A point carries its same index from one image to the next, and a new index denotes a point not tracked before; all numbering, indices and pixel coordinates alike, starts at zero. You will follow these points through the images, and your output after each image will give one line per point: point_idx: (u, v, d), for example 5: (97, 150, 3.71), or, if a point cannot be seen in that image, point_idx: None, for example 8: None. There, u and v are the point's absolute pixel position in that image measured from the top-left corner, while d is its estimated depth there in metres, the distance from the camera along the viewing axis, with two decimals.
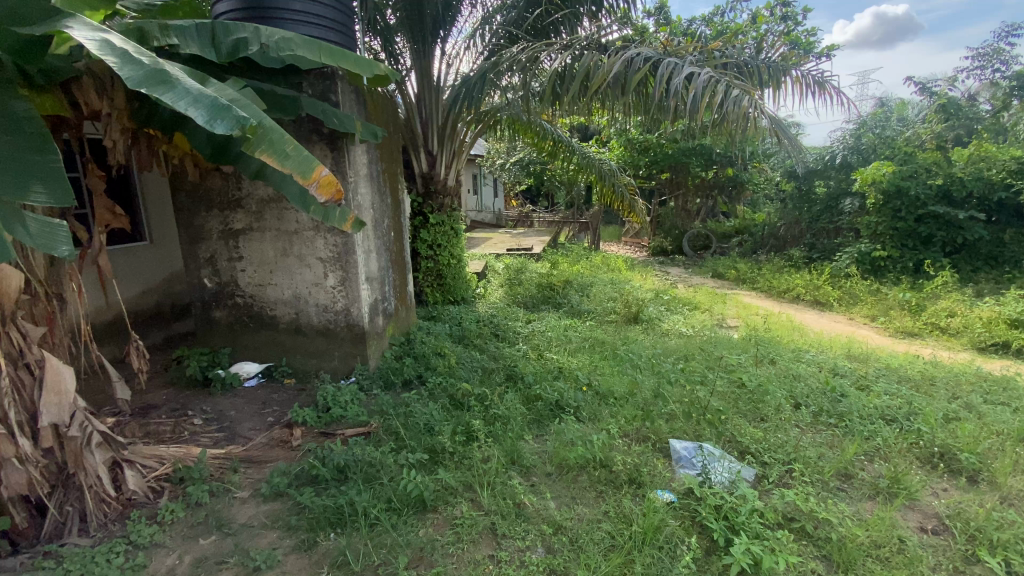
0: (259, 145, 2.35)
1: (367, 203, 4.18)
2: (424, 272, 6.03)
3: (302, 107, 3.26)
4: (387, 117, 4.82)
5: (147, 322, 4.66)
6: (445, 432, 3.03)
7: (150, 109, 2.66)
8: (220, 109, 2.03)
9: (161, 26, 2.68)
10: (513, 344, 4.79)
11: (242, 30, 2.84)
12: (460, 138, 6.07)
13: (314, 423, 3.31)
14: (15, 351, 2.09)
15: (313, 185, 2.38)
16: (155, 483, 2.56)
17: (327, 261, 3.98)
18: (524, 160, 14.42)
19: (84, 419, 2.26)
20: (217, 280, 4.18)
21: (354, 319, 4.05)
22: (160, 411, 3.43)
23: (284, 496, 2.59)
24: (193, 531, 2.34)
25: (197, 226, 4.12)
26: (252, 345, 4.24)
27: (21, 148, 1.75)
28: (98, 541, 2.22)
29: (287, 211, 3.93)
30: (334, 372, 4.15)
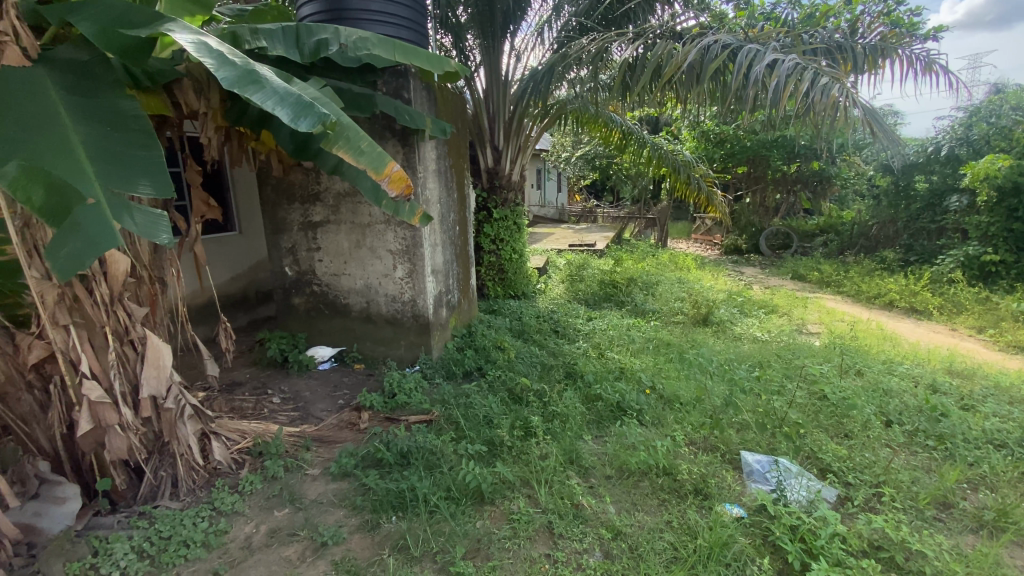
0: (336, 141, 2.44)
1: (435, 198, 4.28)
2: (487, 265, 6.09)
3: (376, 105, 3.37)
4: (456, 112, 4.90)
5: (235, 306, 5.06)
6: (504, 425, 3.04)
7: (241, 109, 2.87)
8: (303, 107, 2.12)
9: (251, 30, 2.86)
10: (574, 341, 4.72)
11: (323, 32, 2.97)
12: (526, 134, 6.06)
13: (381, 408, 3.45)
14: (122, 328, 2.32)
15: (384, 180, 2.45)
16: (237, 456, 2.77)
17: (396, 254, 4.12)
18: (590, 154, 14.17)
19: (178, 392, 2.48)
20: (296, 269, 4.44)
21: (419, 310, 4.18)
22: (244, 388, 3.72)
23: (350, 477, 2.71)
24: (269, 503, 2.51)
25: (278, 218, 4.39)
26: (326, 331, 4.48)
27: (131, 144, 1.93)
28: (186, 505, 2.44)
29: (360, 204, 4.10)
30: (400, 360, 4.30)
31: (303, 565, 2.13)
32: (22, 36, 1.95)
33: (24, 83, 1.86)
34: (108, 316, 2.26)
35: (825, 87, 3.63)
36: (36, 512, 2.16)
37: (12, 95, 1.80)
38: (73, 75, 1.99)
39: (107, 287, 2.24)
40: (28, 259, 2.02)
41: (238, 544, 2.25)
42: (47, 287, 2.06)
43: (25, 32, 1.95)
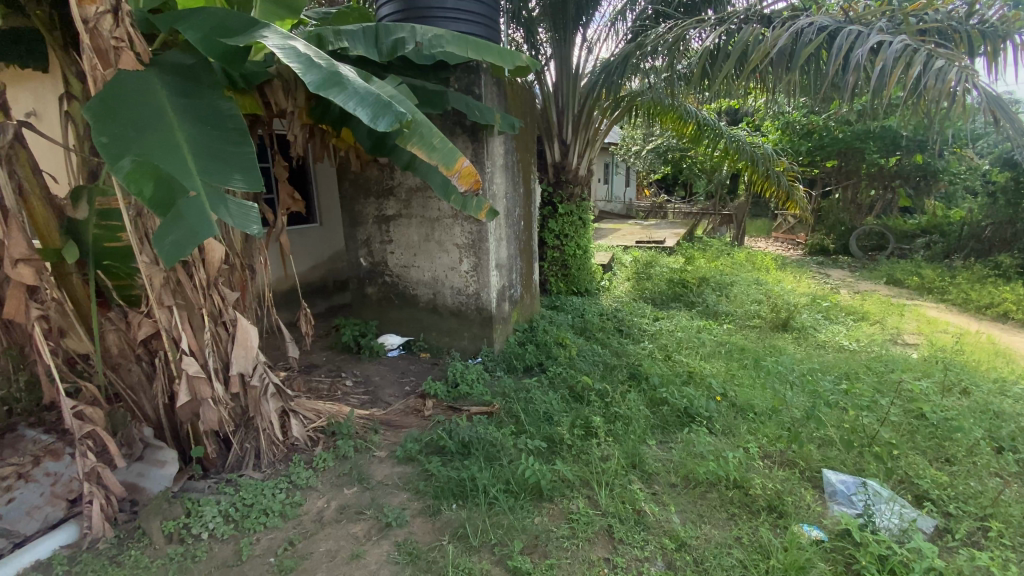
0: (411, 137, 2.51)
1: (502, 192, 4.31)
2: (550, 261, 6.06)
3: (448, 102, 3.43)
4: (525, 107, 4.89)
5: (314, 293, 5.39)
6: (565, 423, 3.02)
7: (324, 107, 3.03)
8: (381, 106, 2.18)
9: (334, 32, 3.00)
10: (639, 341, 4.59)
11: (400, 31, 3.07)
12: (595, 128, 5.94)
13: (444, 397, 3.55)
14: (216, 310, 2.53)
15: (454, 175, 2.49)
16: (313, 433, 2.95)
17: (462, 247, 4.21)
18: (661, 147, 13.67)
19: (263, 371, 2.68)
20: (368, 260, 4.65)
21: (483, 303, 4.24)
22: (320, 370, 3.96)
23: (414, 461, 2.81)
24: (339, 480, 2.65)
25: (354, 211, 4.60)
26: (394, 320, 4.66)
27: (228, 141, 2.09)
28: (266, 476, 2.64)
29: (431, 199, 4.22)
30: (463, 351, 4.40)
31: (369, 543, 2.24)
32: (135, 42, 2.21)
33: (140, 86, 2.06)
34: (204, 299, 2.47)
35: (940, 70, 3.26)
36: (140, 472, 2.44)
37: (131, 98, 2.01)
38: (181, 78, 2.19)
39: (204, 272, 2.45)
40: (140, 245, 2.24)
41: (311, 517, 2.40)
42: (155, 271, 2.29)
43: (138, 39, 2.21)
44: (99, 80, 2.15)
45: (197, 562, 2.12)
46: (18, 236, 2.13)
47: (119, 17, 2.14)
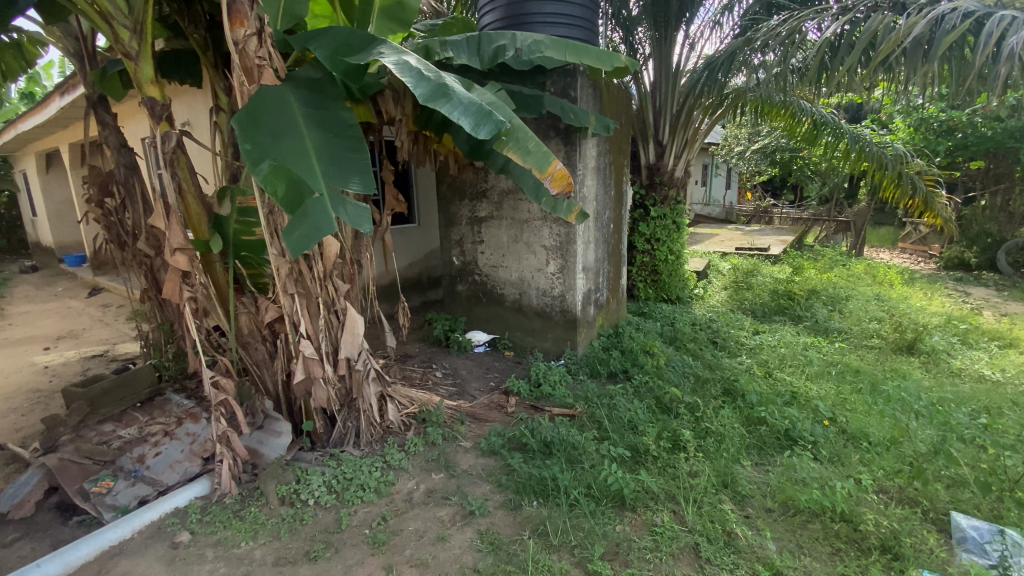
0: (508, 142, 2.59)
1: (592, 195, 4.30)
2: (639, 266, 5.89)
3: (544, 105, 3.50)
4: (621, 108, 4.82)
5: (409, 288, 5.73)
6: (651, 433, 2.94)
7: (428, 114, 3.22)
8: (484, 115, 2.27)
9: (440, 43, 3.19)
10: (735, 355, 4.33)
11: (501, 38, 3.18)
12: (695, 127, 5.71)
13: (527, 396, 3.61)
14: (330, 299, 2.79)
15: (547, 178, 2.54)
16: (405, 418, 3.16)
17: (550, 249, 4.25)
18: (768, 147, 12.74)
19: (366, 357, 2.92)
20: (460, 259, 4.84)
21: (569, 306, 4.25)
22: (413, 361, 4.21)
23: (497, 455, 2.90)
24: (428, 465, 2.81)
25: (449, 212, 4.82)
26: (482, 317, 4.81)
27: (347, 148, 2.31)
28: (365, 454, 2.87)
29: (521, 201, 4.31)
30: (546, 352, 4.44)
31: (453, 528, 2.34)
32: (274, 59, 2.50)
33: (277, 98, 2.33)
34: (321, 289, 2.73)
35: None
36: (260, 440, 2.76)
37: (271, 110, 2.28)
38: (311, 92, 2.45)
39: (321, 264, 2.72)
40: (271, 239, 2.54)
41: (402, 496, 2.57)
42: (282, 263, 2.58)
43: (276, 56, 2.50)
44: (245, 95, 2.46)
45: (303, 525, 2.36)
46: (176, 228, 2.50)
47: (262, 38, 2.43)
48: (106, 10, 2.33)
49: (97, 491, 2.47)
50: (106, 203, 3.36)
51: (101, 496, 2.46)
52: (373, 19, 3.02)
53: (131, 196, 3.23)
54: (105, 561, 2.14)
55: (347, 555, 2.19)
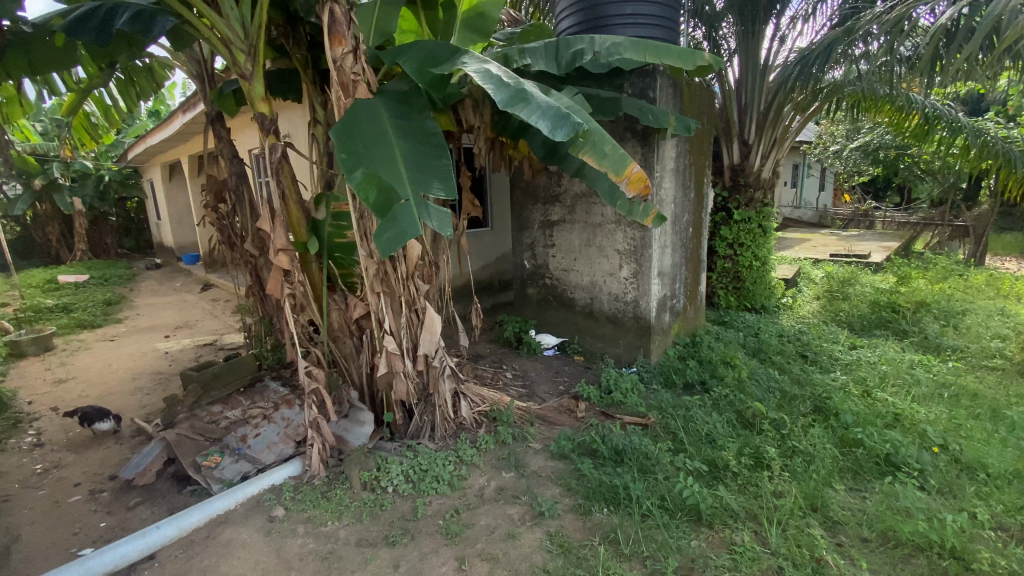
0: (584, 145, 2.59)
1: (670, 198, 4.18)
2: (720, 272, 5.62)
3: (621, 108, 3.45)
4: (704, 108, 4.64)
5: (482, 290, 5.87)
6: (731, 448, 2.81)
7: (505, 121, 3.30)
8: (562, 118, 2.27)
9: (519, 51, 3.27)
10: (828, 371, 4.00)
11: (579, 43, 3.19)
12: (785, 125, 5.39)
13: (597, 402, 3.57)
14: (411, 298, 2.93)
15: (623, 181, 2.52)
16: (477, 416, 3.25)
17: (624, 253, 4.18)
18: (868, 145, 11.66)
19: (443, 354, 3.04)
20: (532, 262, 4.88)
21: (642, 312, 4.15)
22: (484, 361, 4.31)
23: (566, 459, 2.90)
24: (499, 463, 2.87)
25: (522, 216, 4.88)
26: (552, 321, 4.83)
27: (431, 155, 2.43)
28: (439, 447, 2.99)
29: (595, 204, 4.28)
30: (618, 358, 4.36)
31: (523, 527, 2.37)
32: (367, 73, 2.67)
33: (368, 110, 2.50)
34: (403, 288, 2.89)
35: None
36: (346, 428, 2.96)
37: (364, 121, 2.44)
38: (399, 103, 2.61)
39: (405, 265, 2.88)
40: (361, 241, 2.72)
41: (474, 491, 2.65)
42: (370, 263, 2.76)
43: (369, 71, 2.67)
44: (342, 108, 2.65)
45: (383, 510, 2.50)
46: (280, 231, 2.76)
47: (357, 55, 2.60)
48: (226, 36, 2.62)
49: (207, 465, 2.78)
50: (220, 208, 3.78)
51: (210, 470, 2.76)
52: (456, 32, 3.16)
53: (240, 202, 3.61)
54: (213, 528, 2.38)
55: (422, 543, 2.29)
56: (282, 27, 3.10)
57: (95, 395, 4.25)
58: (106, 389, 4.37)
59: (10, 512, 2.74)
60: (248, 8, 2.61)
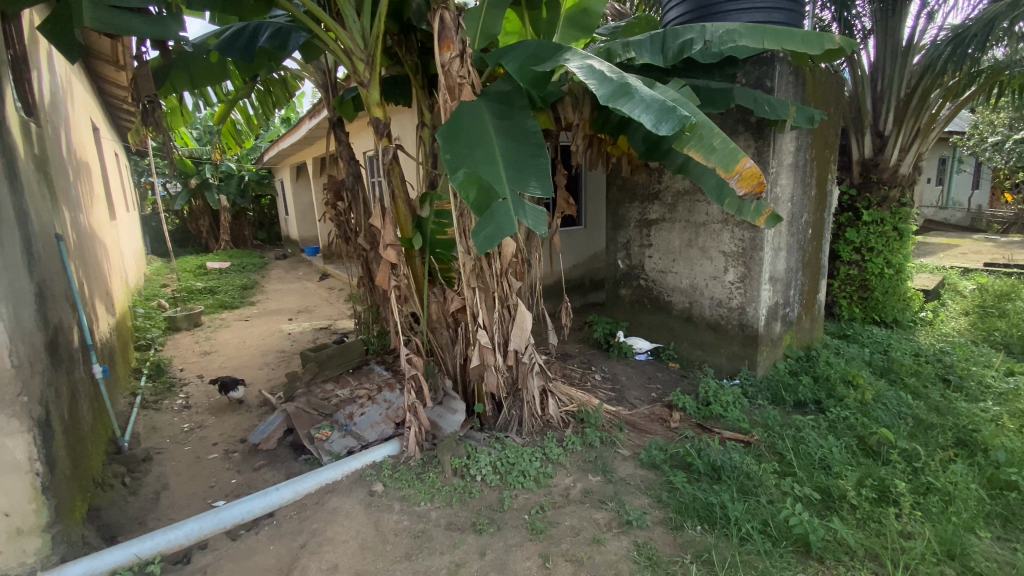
0: (689, 140, 2.46)
1: (786, 195, 3.82)
2: (842, 280, 5.06)
3: (733, 99, 3.22)
4: (832, 96, 4.17)
5: (573, 290, 5.84)
6: (849, 477, 2.52)
7: (605, 117, 3.24)
8: (667, 112, 2.17)
9: (623, 44, 3.20)
10: (977, 400, 3.42)
11: (689, 32, 3.02)
12: (931, 114, 4.69)
13: (693, 413, 3.39)
14: (504, 295, 2.99)
15: (733, 177, 2.35)
16: (565, 415, 3.24)
17: (730, 256, 3.91)
18: None
19: (533, 351, 3.07)
20: (627, 263, 4.74)
21: (748, 320, 3.86)
22: (574, 360, 4.28)
23: (657, 469, 2.79)
24: (586, 466, 2.84)
25: (618, 215, 4.75)
26: (646, 324, 4.66)
27: (530, 153, 2.46)
28: (527, 442, 3.02)
29: (699, 202, 4.05)
30: (718, 368, 4.10)
31: (610, 532, 2.32)
32: (472, 76, 2.72)
33: (472, 111, 2.58)
34: (497, 284, 2.95)
35: None
36: (439, 414, 3.10)
37: (467, 121, 2.52)
38: (500, 103, 2.66)
39: (500, 262, 2.93)
40: (461, 238, 2.83)
41: (560, 491, 2.64)
42: (468, 259, 2.86)
43: (475, 74, 2.72)
44: (447, 110, 2.72)
45: (472, 498, 2.59)
46: (389, 227, 2.93)
47: (463, 58, 2.65)
48: (349, 47, 2.84)
49: (319, 438, 3.08)
50: (338, 206, 4.15)
51: (322, 442, 3.06)
52: (559, 30, 3.16)
53: (355, 200, 3.92)
54: (322, 495, 2.62)
55: (507, 534, 2.33)
56: (396, 36, 3.30)
57: (232, 368, 4.89)
58: (240, 363, 5.01)
59: (164, 461, 3.24)
60: (368, 20, 2.80)
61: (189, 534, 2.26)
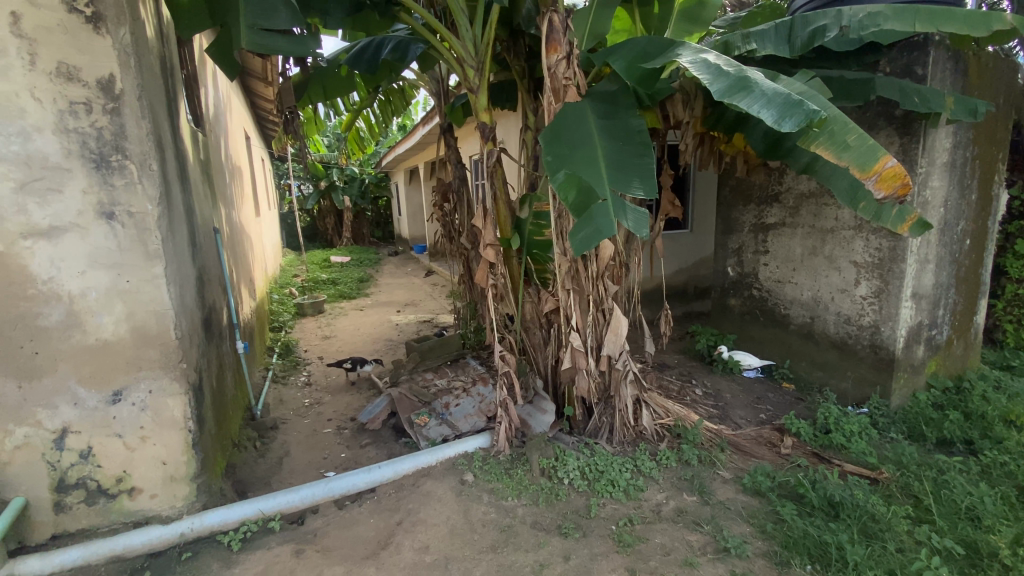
0: (817, 137, 2.23)
1: (939, 199, 3.29)
2: (1007, 301, 4.28)
3: (874, 91, 2.84)
4: (1005, 82, 3.52)
5: (675, 297, 5.57)
6: (1007, 534, 2.10)
7: (719, 114, 3.04)
8: (792, 107, 1.98)
9: (743, 36, 2.98)
10: None
11: (822, 18, 2.71)
12: None
13: (809, 440, 3.05)
14: (599, 298, 2.92)
15: (870, 178, 2.09)
16: (660, 428, 3.09)
17: (863, 267, 3.45)
18: None
19: (627, 358, 2.96)
20: (739, 270, 4.41)
21: (883, 341, 3.39)
22: (672, 371, 4.08)
23: (763, 497, 2.56)
24: (681, 484, 2.68)
25: (731, 218, 4.44)
26: (758, 338, 4.31)
27: (635, 153, 2.39)
28: (617, 451, 2.94)
29: (826, 206, 3.63)
30: (842, 393, 3.65)
31: (703, 557, 2.17)
32: (578, 77, 2.70)
33: (576, 112, 2.55)
34: (593, 287, 2.90)
35: None
36: (529, 413, 3.13)
37: (571, 122, 2.50)
38: (606, 103, 2.61)
39: (596, 264, 2.88)
40: (557, 239, 2.83)
41: (651, 506, 2.53)
42: (564, 261, 2.85)
43: (581, 75, 2.70)
44: (551, 113, 2.73)
45: (559, 500, 2.57)
46: (490, 227, 2.99)
47: (570, 60, 2.63)
48: (461, 56, 2.95)
49: (418, 423, 3.27)
50: (445, 207, 4.39)
51: (420, 427, 3.24)
52: (671, 25, 3.03)
53: (461, 201, 4.10)
54: (417, 478, 2.76)
55: (593, 542, 2.29)
56: (505, 42, 3.38)
57: (347, 352, 5.38)
58: (353, 348, 5.49)
59: (288, 431, 3.65)
60: (480, 28, 2.89)
61: (304, 498, 2.51)
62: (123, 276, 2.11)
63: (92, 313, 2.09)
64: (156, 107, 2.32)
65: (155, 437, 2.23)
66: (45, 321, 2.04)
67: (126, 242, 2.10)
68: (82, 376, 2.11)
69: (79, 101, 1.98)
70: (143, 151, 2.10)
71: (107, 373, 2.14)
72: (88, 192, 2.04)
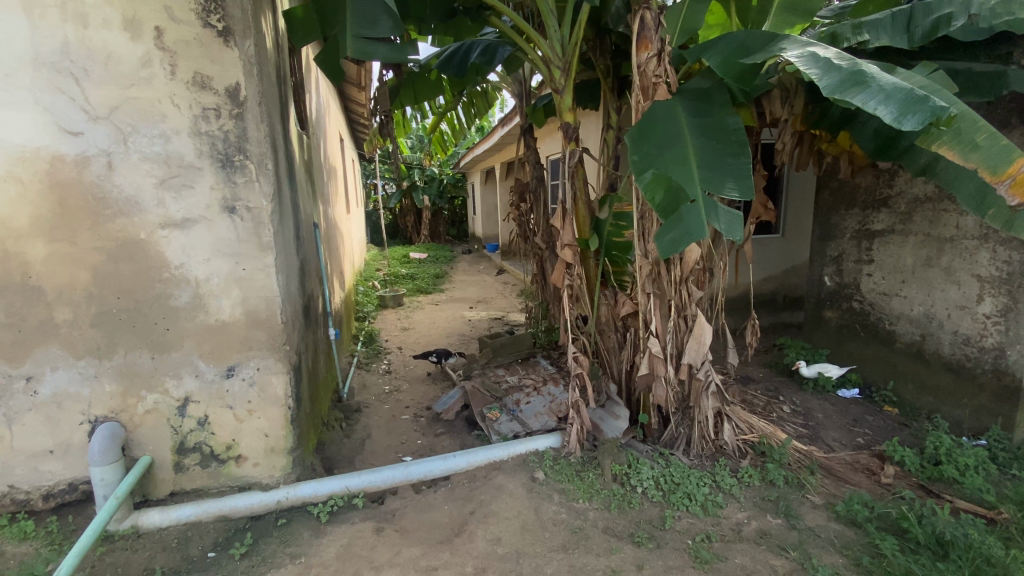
0: (939, 137, 2.02)
1: None
2: None
3: (1007, 86, 2.54)
4: None
5: (761, 306, 5.25)
6: None
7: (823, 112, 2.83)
8: (915, 104, 1.80)
9: (853, 26, 2.73)
10: None
11: (948, 5, 2.44)
12: None
13: (915, 471, 2.76)
14: (681, 304, 2.81)
15: (1003, 183, 1.86)
16: (742, 445, 2.94)
17: (988, 281, 3.06)
18: None
19: (709, 368, 2.83)
20: (838, 280, 4.08)
21: (1010, 367, 2.99)
22: (757, 385, 3.86)
23: (858, 528, 2.35)
24: (764, 504, 2.53)
25: (831, 224, 4.11)
26: (857, 356, 3.97)
27: (729, 153, 2.28)
28: (694, 464, 2.83)
29: (945, 213, 3.26)
30: (957, 422, 3.26)
31: None
32: (669, 74, 2.61)
33: (666, 110, 2.46)
34: (675, 292, 2.80)
35: None
36: (601, 417, 3.09)
37: (661, 120, 2.43)
38: (698, 101, 2.51)
39: (680, 268, 2.78)
40: (639, 241, 2.77)
41: (730, 524, 2.41)
42: (645, 263, 2.78)
43: (672, 72, 2.61)
44: (639, 112, 2.67)
45: (631, 508, 2.52)
46: (569, 227, 2.96)
47: (661, 57, 2.56)
48: (548, 56, 2.96)
49: (490, 418, 3.34)
50: (521, 207, 4.44)
51: (492, 422, 3.31)
52: (771, 17, 2.86)
53: (538, 201, 4.13)
54: (490, 470, 2.83)
55: (667, 554, 2.22)
56: (591, 41, 3.35)
57: (424, 344, 5.61)
58: (430, 341, 5.72)
59: (370, 415, 3.88)
60: (568, 29, 2.89)
61: (386, 479, 2.65)
62: (240, 264, 2.35)
63: (214, 297, 2.34)
64: (272, 111, 2.55)
65: (259, 411, 2.46)
66: (175, 302, 2.31)
67: (244, 233, 2.34)
68: (203, 352, 2.37)
69: (210, 106, 2.23)
70: (261, 152, 2.32)
71: (223, 350, 2.39)
72: (214, 188, 2.28)
